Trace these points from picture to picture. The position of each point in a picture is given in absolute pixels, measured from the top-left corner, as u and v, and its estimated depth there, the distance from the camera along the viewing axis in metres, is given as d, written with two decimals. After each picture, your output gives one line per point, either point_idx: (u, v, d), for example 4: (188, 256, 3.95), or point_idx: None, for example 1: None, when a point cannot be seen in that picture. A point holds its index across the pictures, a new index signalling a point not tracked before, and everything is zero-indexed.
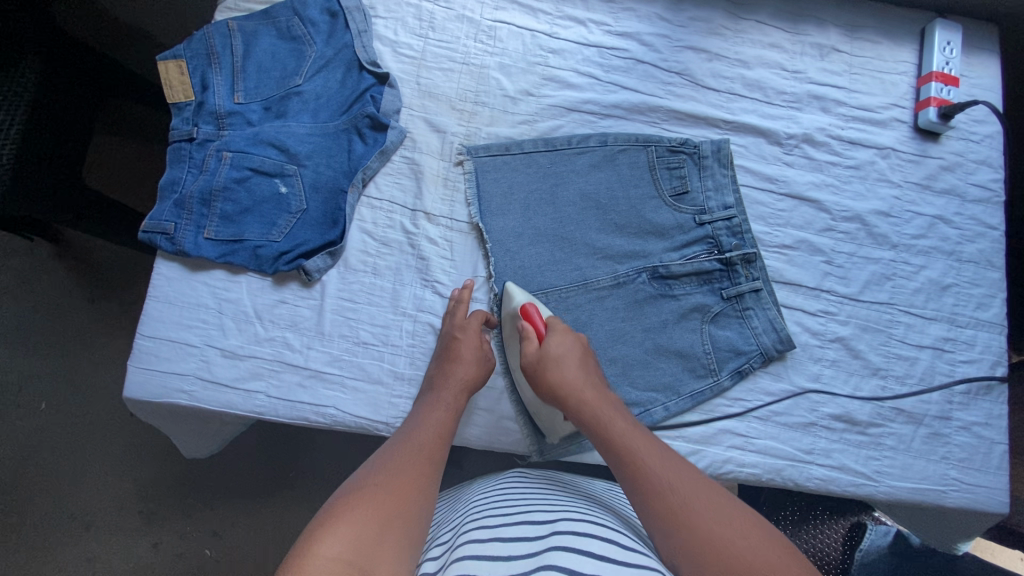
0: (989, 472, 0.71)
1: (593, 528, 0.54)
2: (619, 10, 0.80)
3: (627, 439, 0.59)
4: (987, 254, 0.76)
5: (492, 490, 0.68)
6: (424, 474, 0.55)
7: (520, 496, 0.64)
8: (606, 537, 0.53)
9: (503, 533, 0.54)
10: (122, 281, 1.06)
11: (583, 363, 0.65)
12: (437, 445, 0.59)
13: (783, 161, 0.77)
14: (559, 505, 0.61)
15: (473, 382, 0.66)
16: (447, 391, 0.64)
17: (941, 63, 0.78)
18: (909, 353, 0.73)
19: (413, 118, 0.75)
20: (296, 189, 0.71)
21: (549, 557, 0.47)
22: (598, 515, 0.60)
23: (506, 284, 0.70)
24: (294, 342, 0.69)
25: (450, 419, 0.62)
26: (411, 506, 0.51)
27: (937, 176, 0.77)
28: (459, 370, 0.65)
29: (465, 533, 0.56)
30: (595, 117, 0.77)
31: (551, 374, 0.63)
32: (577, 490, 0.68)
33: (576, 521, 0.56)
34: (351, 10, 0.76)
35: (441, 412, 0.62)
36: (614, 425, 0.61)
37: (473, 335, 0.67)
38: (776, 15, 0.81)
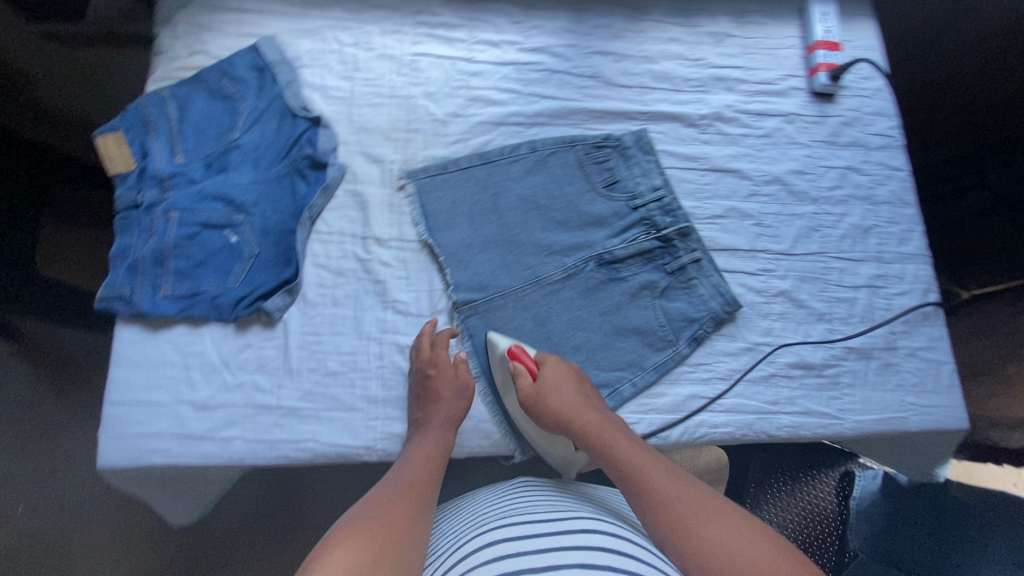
0: (943, 391, 0.75)
1: (600, 524, 0.58)
2: (528, 28, 0.86)
3: (629, 455, 0.62)
4: (899, 193, 0.82)
5: (497, 494, 0.70)
6: (417, 505, 0.57)
7: (519, 498, 0.66)
8: (615, 532, 0.57)
9: (510, 530, 0.56)
10: (83, 366, 1.04)
11: (578, 389, 0.68)
12: (429, 478, 0.61)
13: (700, 140, 0.83)
14: (564, 504, 0.64)
15: (455, 420, 0.68)
16: (433, 429, 0.66)
17: (822, 32, 0.86)
18: (848, 294, 0.78)
19: (351, 153, 0.79)
20: (247, 236, 0.73)
21: (565, 555, 0.51)
22: (593, 511, 0.64)
23: (488, 336, 0.72)
24: (264, 383, 0.71)
25: (438, 453, 0.64)
26: (407, 536, 0.53)
27: (839, 132, 0.84)
28: (442, 408, 0.67)
29: (475, 533, 0.58)
30: (522, 127, 0.82)
31: (550, 408, 0.66)
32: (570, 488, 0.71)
33: (577, 517, 0.60)
34: (277, 64, 0.80)
35: (429, 448, 0.64)
36: (619, 450, 0.63)
37: (451, 371, 0.69)
38: (670, 13, 0.88)
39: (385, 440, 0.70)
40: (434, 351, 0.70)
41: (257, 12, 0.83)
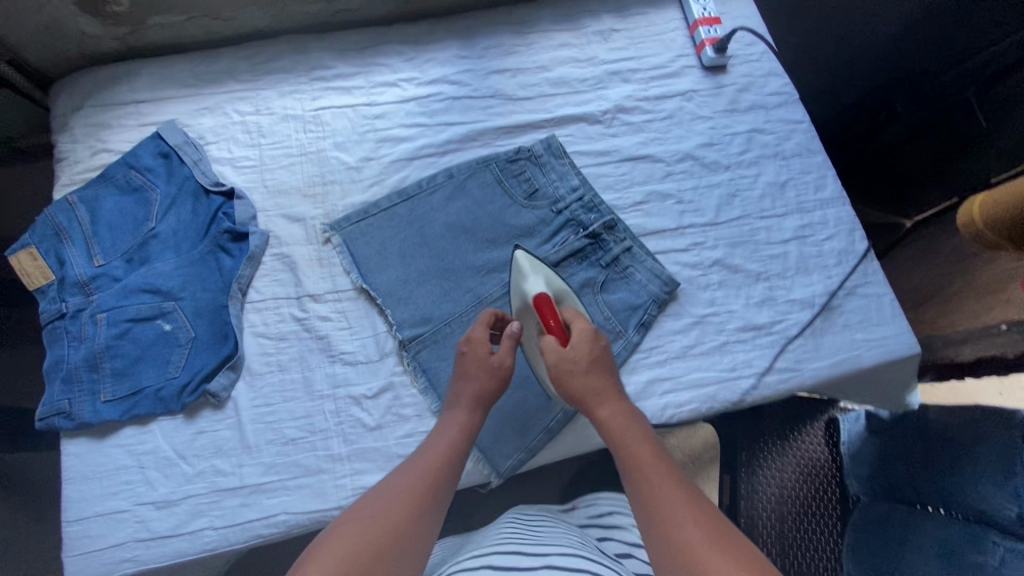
0: (888, 322, 0.77)
1: (585, 564, 0.56)
2: (423, 62, 0.88)
3: (645, 460, 0.56)
4: (805, 143, 0.85)
5: (496, 524, 0.70)
6: (431, 498, 0.55)
7: (513, 530, 0.65)
8: (598, 571, 0.54)
9: (497, 558, 0.56)
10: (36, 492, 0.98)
11: (603, 374, 0.64)
12: (445, 471, 0.58)
13: (608, 135, 0.85)
14: (558, 538, 0.62)
15: (489, 396, 0.66)
16: (460, 411, 0.64)
17: (699, 11, 0.90)
18: (778, 250, 0.80)
19: (272, 218, 0.79)
20: (181, 321, 0.73)
21: None
22: (582, 545, 0.62)
23: (515, 253, 0.73)
24: (223, 467, 0.69)
25: (465, 436, 0.63)
26: (410, 532, 0.50)
27: (737, 98, 0.87)
28: (472, 385, 0.65)
29: (461, 560, 0.58)
30: (435, 157, 0.83)
31: (572, 389, 0.62)
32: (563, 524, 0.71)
33: (561, 551, 0.58)
34: (180, 146, 0.80)
35: (456, 431, 0.63)
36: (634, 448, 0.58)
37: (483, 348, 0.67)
38: (554, 21, 0.91)
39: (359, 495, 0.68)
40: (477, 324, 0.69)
41: (152, 100, 0.83)
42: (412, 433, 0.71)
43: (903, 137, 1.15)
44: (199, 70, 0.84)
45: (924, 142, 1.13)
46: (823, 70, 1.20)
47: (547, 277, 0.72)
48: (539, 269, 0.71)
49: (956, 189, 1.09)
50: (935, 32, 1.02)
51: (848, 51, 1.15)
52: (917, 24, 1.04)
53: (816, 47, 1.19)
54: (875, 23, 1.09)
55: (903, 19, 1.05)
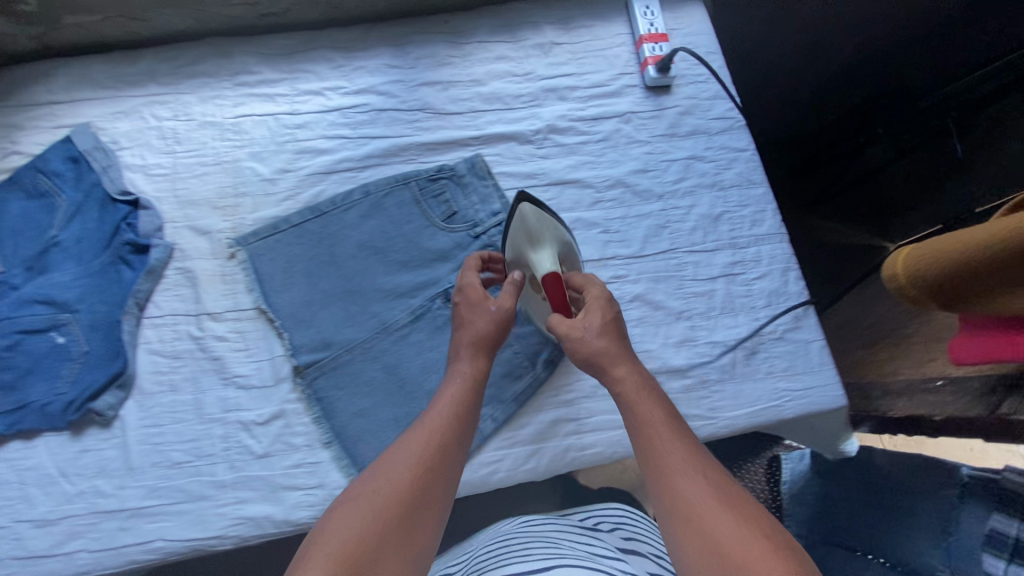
0: (815, 371, 0.73)
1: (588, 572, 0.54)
2: (351, 70, 0.84)
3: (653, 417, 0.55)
4: (746, 174, 0.80)
5: (500, 539, 0.69)
6: (437, 462, 0.54)
7: (516, 544, 0.64)
8: None
9: None
10: None
11: (610, 332, 0.61)
12: (453, 429, 0.57)
13: (538, 156, 0.81)
14: (561, 550, 0.61)
15: (489, 344, 0.64)
16: (464, 364, 0.63)
17: (646, 26, 0.85)
18: (704, 287, 0.76)
19: (179, 230, 0.76)
20: (75, 334, 0.70)
21: None
22: (586, 554, 0.61)
23: (522, 205, 0.65)
24: (105, 488, 0.67)
25: (473, 393, 0.61)
26: (422, 500, 0.51)
27: (679, 122, 0.82)
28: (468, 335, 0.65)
29: None
30: (354, 171, 0.79)
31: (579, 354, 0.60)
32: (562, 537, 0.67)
33: (564, 563, 0.56)
34: (91, 151, 0.78)
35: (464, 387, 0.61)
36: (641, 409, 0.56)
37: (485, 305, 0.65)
38: (494, 31, 0.87)
39: (239, 525, 0.66)
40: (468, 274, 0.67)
41: (68, 101, 0.80)
42: (301, 463, 0.69)
43: (883, 161, 1.12)
44: (117, 72, 0.82)
45: (901, 167, 1.11)
46: (795, 94, 1.16)
47: (552, 241, 0.67)
48: (545, 219, 0.66)
49: (939, 215, 1.06)
50: (916, 59, 1.03)
51: (816, 78, 1.13)
52: (896, 50, 1.04)
53: (778, 77, 1.15)
54: (857, 42, 1.05)
55: (880, 45, 1.04)
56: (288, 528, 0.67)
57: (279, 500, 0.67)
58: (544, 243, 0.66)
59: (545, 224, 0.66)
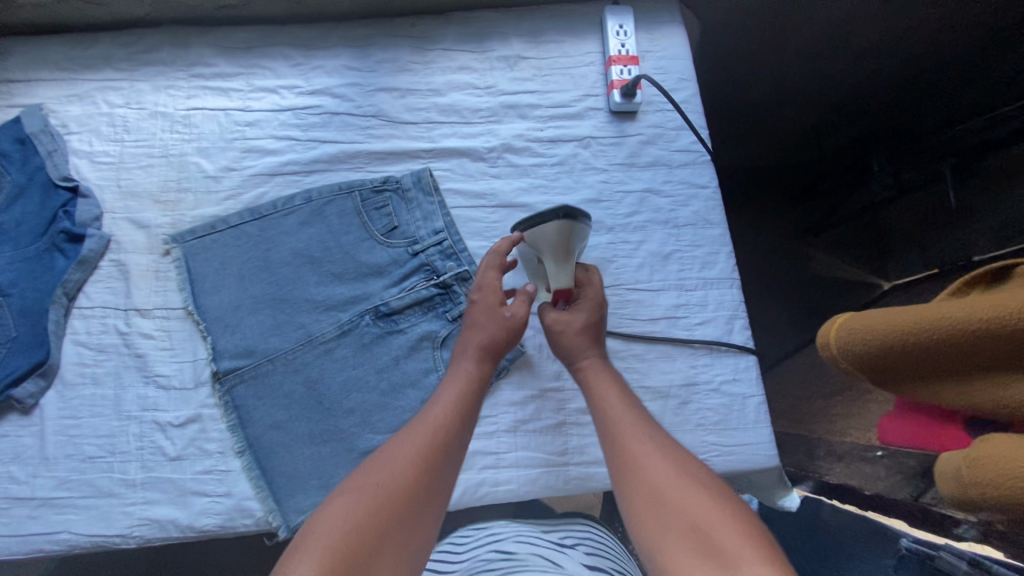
0: (748, 428, 0.69)
1: None
2: (309, 70, 0.82)
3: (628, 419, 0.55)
4: (703, 213, 0.76)
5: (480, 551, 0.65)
6: (439, 454, 0.53)
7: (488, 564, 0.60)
8: None
9: None
10: None
11: (589, 332, 0.64)
12: (454, 421, 0.56)
13: (489, 175, 0.78)
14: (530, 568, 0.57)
15: (495, 348, 0.64)
16: (464, 361, 0.63)
17: (617, 47, 0.81)
18: (644, 328, 0.72)
19: (117, 221, 0.76)
20: (3, 319, 0.70)
21: None
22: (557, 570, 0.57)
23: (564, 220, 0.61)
24: (18, 475, 0.68)
25: (468, 386, 0.60)
26: (424, 490, 0.50)
27: (639, 152, 0.78)
28: (475, 337, 0.64)
29: None
30: (298, 175, 0.78)
31: (559, 342, 0.64)
32: (529, 557, 0.60)
33: None
34: (37, 134, 0.77)
35: (459, 383, 0.61)
36: (617, 417, 0.56)
37: (490, 300, 0.65)
38: (459, 40, 0.83)
39: (143, 526, 0.66)
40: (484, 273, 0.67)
41: (24, 80, 0.80)
42: (212, 470, 0.68)
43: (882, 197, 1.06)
44: (75, 55, 0.82)
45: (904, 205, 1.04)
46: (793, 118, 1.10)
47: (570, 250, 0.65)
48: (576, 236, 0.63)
49: (930, 261, 1.00)
50: (921, 94, 0.94)
51: (817, 104, 1.05)
52: (901, 80, 0.95)
53: (780, 100, 1.08)
54: (861, 68, 0.96)
55: (878, 76, 0.96)
56: (193, 533, 0.66)
57: (186, 504, 0.67)
58: (567, 255, 0.64)
59: (576, 237, 0.63)
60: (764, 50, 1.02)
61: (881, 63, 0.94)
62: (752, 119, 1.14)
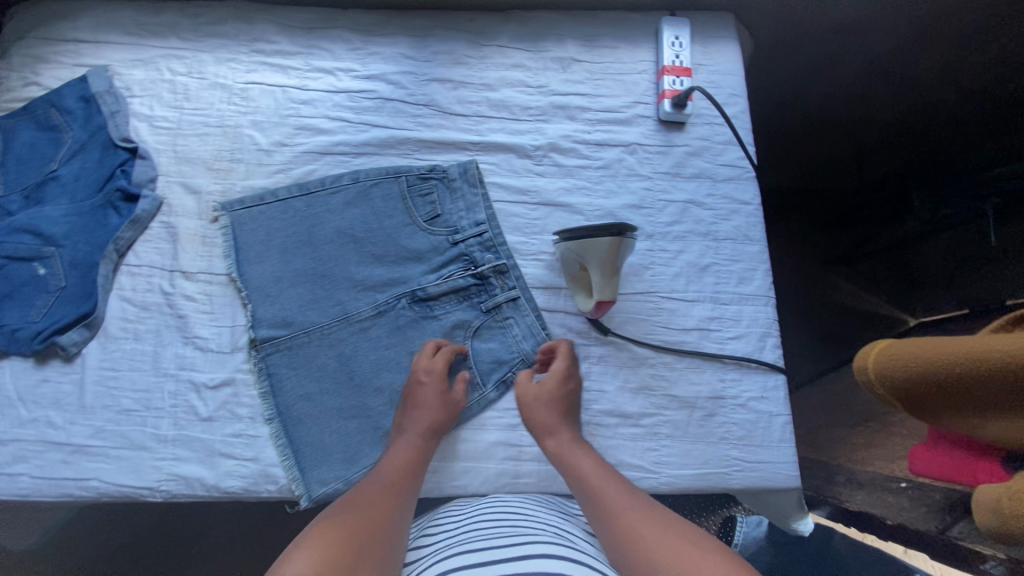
0: (771, 446, 0.69)
1: (563, 550, 0.53)
2: (366, 55, 0.84)
3: (610, 492, 0.58)
4: (744, 229, 0.77)
5: (477, 503, 0.67)
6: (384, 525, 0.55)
7: (487, 514, 0.63)
8: (572, 557, 0.53)
9: (468, 557, 0.52)
10: None
11: (556, 406, 0.66)
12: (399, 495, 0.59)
13: (533, 172, 0.79)
14: (530, 524, 0.59)
15: (439, 429, 0.67)
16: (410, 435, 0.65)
17: (671, 57, 0.81)
18: (676, 337, 0.73)
19: (170, 184, 0.78)
20: (55, 269, 0.73)
21: None
22: (554, 529, 0.60)
23: (614, 232, 0.60)
24: (56, 420, 0.70)
25: (416, 459, 0.64)
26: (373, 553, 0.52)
27: (684, 162, 0.79)
28: (423, 415, 0.66)
29: (442, 561, 0.54)
30: (348, 156, 0.80)
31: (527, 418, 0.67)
32: (531, 513, 0.63)
33: (535, 539, 0.55)
34: (102, 94, 0.80)
35: (409, 454, 0.64)
36: (603, 490, 0.58)
37: (439, 382, 0.67)
38: (515, 38, 0.85)
39: (171, 481, 0.68)
40: (434, 357, 0.70)
41: (93, 42, 0.83)
42: (241, 433, 0.70)
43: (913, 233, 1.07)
44: (144, 22, 0.84)
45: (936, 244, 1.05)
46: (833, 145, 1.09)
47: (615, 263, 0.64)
48: (623, 249, 0.62)
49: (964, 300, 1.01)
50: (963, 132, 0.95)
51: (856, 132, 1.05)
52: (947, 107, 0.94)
53: (818, 126, 1.08)
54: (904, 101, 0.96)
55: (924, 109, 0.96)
56: (217, 493, 0.68)
57: (213, 465, 0.69)
58: (612, 267, 0.64)
59: (623, 251, 0.63)
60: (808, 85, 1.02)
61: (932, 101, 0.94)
62: (793, 145, 1.13)
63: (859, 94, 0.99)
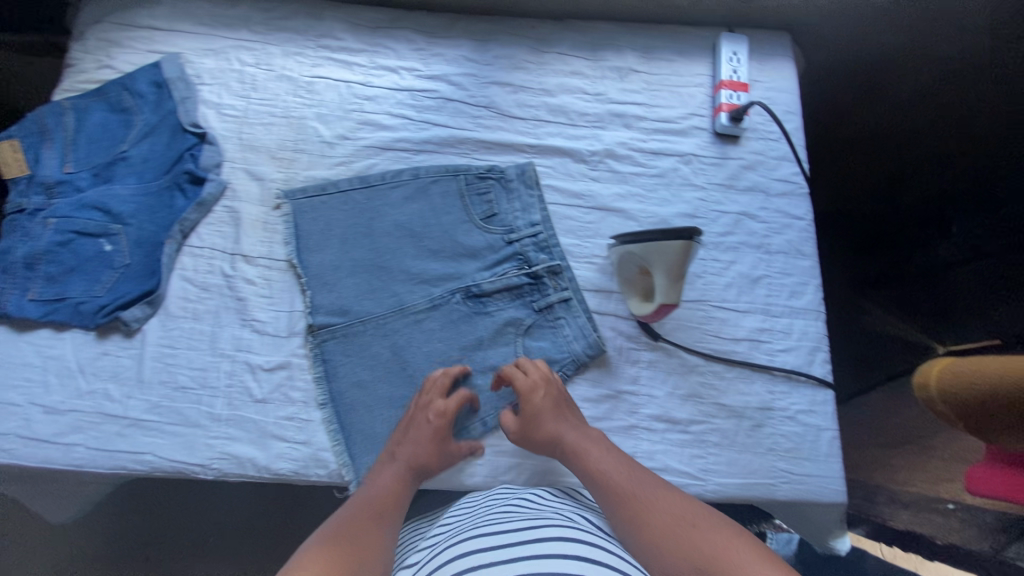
0: (819, 459, 0.70)
1: (577, 533, 0.55)
2: (429, 55, 0.86)
3: (623, 483, 0.60)
4: (796, 243, 0.78)
5: (490, 491, 0.68)
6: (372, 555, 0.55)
7: (498, 500, 0.64)
8: (586, 539, 0.55)
9: (486, 540, 0.54)
10: None
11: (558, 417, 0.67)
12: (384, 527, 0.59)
13: (589, 177, 0.81)
14: (541, 509, 0.61)
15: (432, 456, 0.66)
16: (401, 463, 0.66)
17: (729, 72, 0.83)
18: (726, 346, 0.74)
19: (235, 170, 0.80)
20: (121, 246, 0.75)
21: (533, 564, 0.48)
22: (564, 512, 0.62)
23: (682, 233, 0.62)
24: (114, 393, 0.71)
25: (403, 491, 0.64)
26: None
27: (739, 175, 0.80)
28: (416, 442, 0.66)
29: (458, 544, 0.56)
30: (408, 153, 0.81)
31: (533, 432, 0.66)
32: (550, 501, 0.65)
33: (549, 521, 0.57)
34: (174, 80, 0.82)
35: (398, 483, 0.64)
36: (617, 482, 0.60)
37: (440, 427, 0.67)
38: (575, 46, 0.87)
39: (223, 460, 0.69)
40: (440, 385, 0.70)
41: (166, 30, 0.86)
42: (293, 417, 0.71)
43: (948, 260, 1.03)
44: (217, 13, 0.87)
45: (969, 273, 1.01)
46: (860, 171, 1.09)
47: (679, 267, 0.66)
48: (688, 253, 0.64)
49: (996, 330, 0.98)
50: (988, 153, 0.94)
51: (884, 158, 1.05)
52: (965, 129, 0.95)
53: (853, 148, 1.09)
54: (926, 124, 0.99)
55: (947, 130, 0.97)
56: (268, 475, 0.69)
57: (265, 446, 0.70)
58: (676, 271, 0.65)
59: (690, 256, 0.65)
60: (854, 96, 1.04)
61: (985, 110, 0.93)
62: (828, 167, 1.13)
63: (888, 113, 1.01)
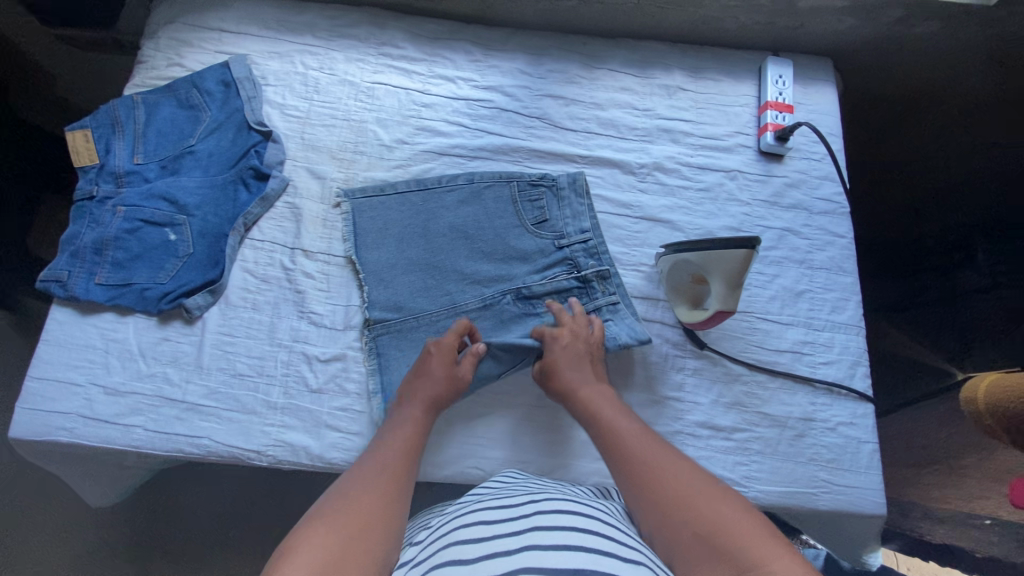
0: (860, 471, 0.71)
1: (578, 507, 0.55)
2: (485, 67, 0.89)
3: (634, 440, 0.61)
4: (838, 260, 0.80)
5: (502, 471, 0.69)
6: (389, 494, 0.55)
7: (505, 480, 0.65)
8: (586, 512, 0.55)
9: (487, 513, 0.54)
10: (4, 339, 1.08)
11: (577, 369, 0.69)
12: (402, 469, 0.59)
13: (637, 188, 0.84)
14: (544, 487, 0.61)
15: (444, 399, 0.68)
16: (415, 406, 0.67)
17: (775, 94, 0.86)
18: (770, 357, 0.76)
19: (296, 168, 0.83)
20: (184, 235, 0.77)
21: (530, 537, 0.48)
22: (575, 493, 0.63)
23: (746, 242, 0.64)
24: (173, 377, 0.73)
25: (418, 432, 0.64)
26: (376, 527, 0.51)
27: (782, 193, 0.83)
28: (427, 385, 0.68)
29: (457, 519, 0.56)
30: (464, 159, 0.85)
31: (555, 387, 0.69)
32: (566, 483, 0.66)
33: (553, 497, 0.57)
34: (242, 80, 0.86)
35: (412, 427, 0.65)
36: (629, 443, 0.61)
37: (447, 355, 0.70)
38: (626, 63, 0.90)
39: (277, 447, 0.71)
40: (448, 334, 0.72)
41: (235, 33, 0.90)
42: (347, 408, 0.72)
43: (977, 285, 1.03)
44: (284, 18, 0.91)
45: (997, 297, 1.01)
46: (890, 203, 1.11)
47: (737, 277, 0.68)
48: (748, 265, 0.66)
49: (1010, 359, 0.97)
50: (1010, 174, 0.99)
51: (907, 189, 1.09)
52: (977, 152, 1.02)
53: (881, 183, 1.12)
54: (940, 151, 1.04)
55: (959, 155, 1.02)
56: (321, 464, 0.71)
57: (319, 436, 0.71)
58: (734, 280, 0.67)
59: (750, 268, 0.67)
60: (872, 133, 1.08)
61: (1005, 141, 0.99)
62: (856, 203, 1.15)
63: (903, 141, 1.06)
